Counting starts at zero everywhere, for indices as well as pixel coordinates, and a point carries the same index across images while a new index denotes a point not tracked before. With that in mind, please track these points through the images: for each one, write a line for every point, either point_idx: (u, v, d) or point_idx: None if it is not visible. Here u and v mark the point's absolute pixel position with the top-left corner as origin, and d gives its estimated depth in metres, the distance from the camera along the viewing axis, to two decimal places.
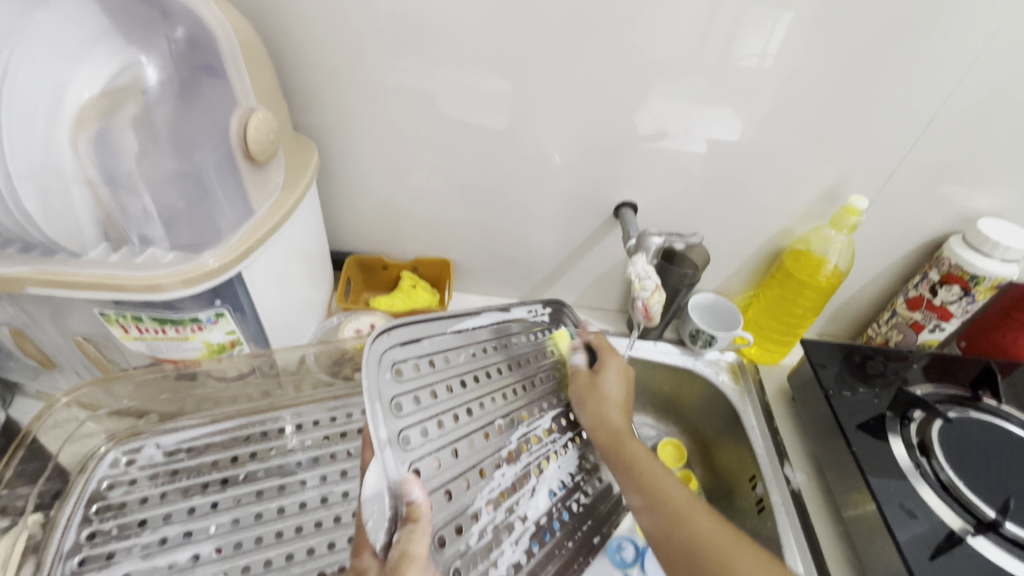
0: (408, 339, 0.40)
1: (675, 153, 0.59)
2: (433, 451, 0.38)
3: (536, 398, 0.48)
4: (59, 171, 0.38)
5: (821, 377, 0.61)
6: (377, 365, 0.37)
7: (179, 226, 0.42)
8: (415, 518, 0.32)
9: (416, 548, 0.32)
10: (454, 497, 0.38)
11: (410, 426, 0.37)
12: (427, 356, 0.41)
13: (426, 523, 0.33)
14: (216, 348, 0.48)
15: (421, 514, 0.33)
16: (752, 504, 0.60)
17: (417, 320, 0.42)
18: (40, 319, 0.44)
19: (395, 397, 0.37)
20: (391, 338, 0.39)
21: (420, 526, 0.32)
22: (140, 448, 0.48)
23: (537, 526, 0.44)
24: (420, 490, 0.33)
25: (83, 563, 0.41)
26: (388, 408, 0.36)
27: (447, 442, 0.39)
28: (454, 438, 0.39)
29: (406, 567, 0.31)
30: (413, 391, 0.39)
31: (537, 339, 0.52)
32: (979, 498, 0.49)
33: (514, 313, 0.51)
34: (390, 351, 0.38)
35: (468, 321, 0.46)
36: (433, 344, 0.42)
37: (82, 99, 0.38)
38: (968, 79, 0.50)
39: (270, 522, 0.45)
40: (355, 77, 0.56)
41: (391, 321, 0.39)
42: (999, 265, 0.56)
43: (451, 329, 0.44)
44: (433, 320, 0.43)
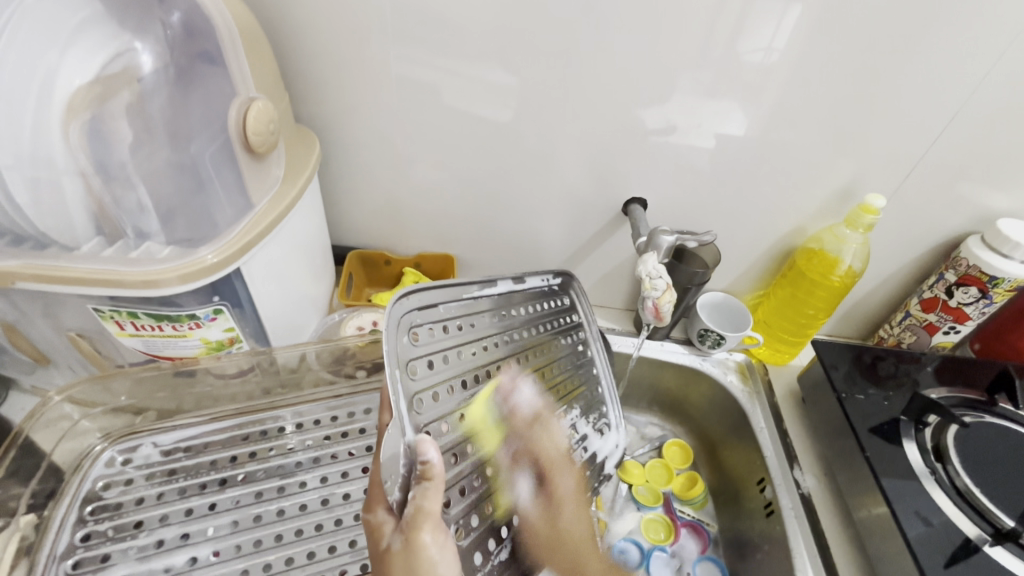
0: (425, 303, 0.39)
1: (683, 149, 0.57)
2: (443, 415, 0.37)
3: (538, 368, 0.47)
4: (49, 161, 0.36)
5: (833, 378, 0.60)
6: (396, 327, 0.36)
7: (175, 219, 0.41)
8: (430, 477, 0.31)
9: (431, 505, 0.30)
10: (460, 459, 0.38)
11: (424, 390, 0.36)
12: (442, 322, 0.40)
13: (440, 481, 0.31)
14: (215, 346, 0.47)
15: (436, 473, 0.31)
16: (760, 507, 0.59)
17: (440, 284, 0.40)
18: (33, 314, 0.43)
19: (411, 361, 0.36)
20: (409, 302, 0.37)
21: (435, 482, 0.31)
22: (137, 447, 0.47)
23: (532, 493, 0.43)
24: (434, 449, 0.32)
25: (77, 566, 0.40)
26: (404, 370, 0.35)
27: (459, 407, 0.39)
28: (465, 403, 0.39)
29: (421, 523, 0.30)
30: (428, 355, 0.38)
31: (548, 308, 0.50)
32: (995, 505, 0.48)
33: (526, 283, 0.49)
34: (409, 314, 0.37)
35: (489, 288, 0.45)
36: (448, 310, 0.41)
37: (73, 85, 0.36)
38: (989, 77, 0.48)
39: (269, 524, 0.44)
40: (356, 66, 0.54)
41: (411, 284, 0.38)
42: (1018, 266, 0.54)
43: (466, 295, 0.43)
44: (453, 285, 0.42)
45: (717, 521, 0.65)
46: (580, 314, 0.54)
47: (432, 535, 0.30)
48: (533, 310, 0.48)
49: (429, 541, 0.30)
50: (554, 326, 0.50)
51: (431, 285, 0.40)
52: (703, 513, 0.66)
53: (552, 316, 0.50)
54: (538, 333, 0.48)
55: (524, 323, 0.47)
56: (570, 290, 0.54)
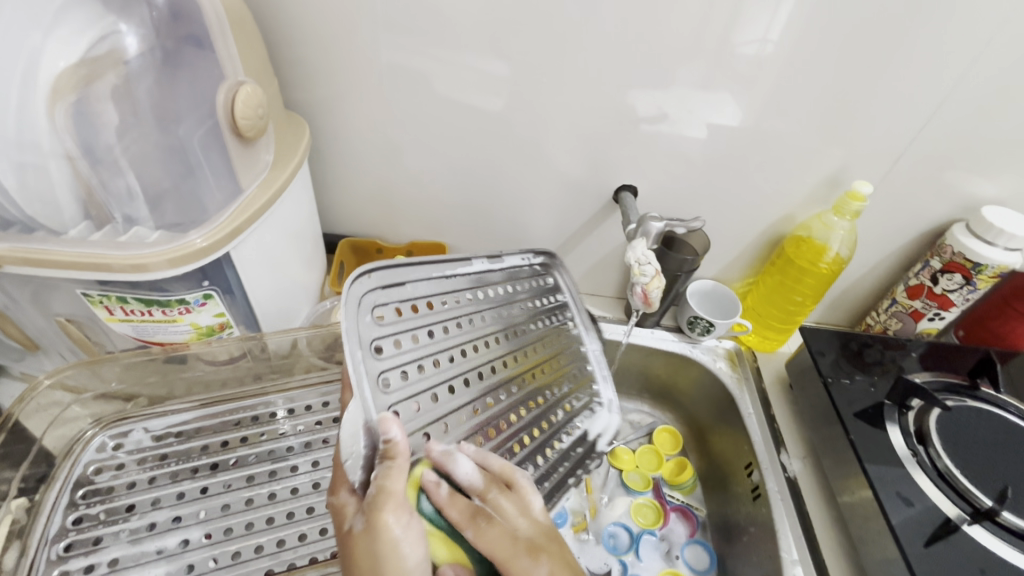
0: (391, 282, 0.40)
1: (675, 138, 0.57)
2: (412, 394, 0.38)
3: (516, 347, 0.48)
4: (35, 145, 0.35)
5: (819, 364, 0.61)
6: (358, 307, 0.37)
7: (164, 205, 0.41)
8: (392, 456, 0.32)
9: (393, 485, 0.31)
10: (432, 439, 0.39)
11: (390, 369, 0.37)
12: (410, 301, 0.41)
13: (403, 461, 0.32)
14: (205, 331, 0.47)
15: (400, 452, 0.32)
16: (747, 490, 0.60)
17: (409, 264, 0.42)
18: (21, 300, 0.43)
19: (376, 340, 0.37)
20: (371, 281, 0.38)
21: (397, 462, 0.32)
22: (128, 432, 0.47)
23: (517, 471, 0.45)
24: (398, 428, 0.33)
25: (70, 548, 0.40)
26: (368, 349, 0.36)
27: (426, 387, 0.40)
28: (432, 383, 0.40)
29: (384, 502, 0.31)
30: (394, 334, 0.38)
31: (530, 286, 0.51)
32: (975, 486, 0.49)
33: (507, 262, 0.50)
34: (371, 294, 0.38)
35: (463, 267, 0.46)
36: (417, 289, 0.42)
37: (59, 68, 0.35)
38: (976, 66, 0.49)
39: (260, 507, 0.44)
40: (346, 53, 0.54)
41: (375, 263, 0.39)
42: (1002, 253, 0.55)
43: (438, 274, 0.44)
44: (421, 265, 0.43)
45: (705, 506, 0.66)
46: (566, 294, 0.55)
47: (396, 515, 0.31)
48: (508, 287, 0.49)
49: (392, 521, 0.31)
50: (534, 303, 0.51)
51: (397, 264, 0.41)
52: (692, 497, 0.66)
53: (531, 294, 0.51)
54: (516, 312, 0.49)
55: (500, 302, 0.48)
56: (554, 270, 0.55)
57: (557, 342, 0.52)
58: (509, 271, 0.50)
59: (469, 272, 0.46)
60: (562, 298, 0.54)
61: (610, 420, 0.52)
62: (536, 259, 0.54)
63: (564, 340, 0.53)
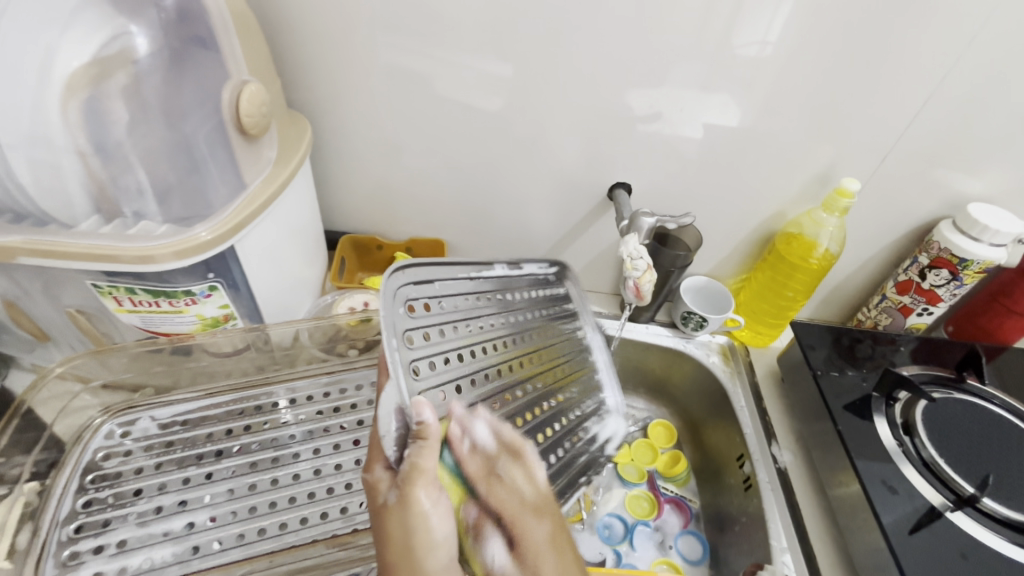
0: (421, 279, 0.43)
1: (670, 137, 0.59)
2: (439, 384, 0.41)
3: (537, 347, 0.50)
4: (49, 140, 0.36)
5: (810, 358, 0.62)
6: (392, 299, 0.39)
7: (171, 199, 0.42)
8: (425, 436, 0.34)
9: (425, 462, 0.33)
10: None
11: (420, 358, 0.40)
12: (438, 298, 0.43)
13: (434, 442, 0.35)
14: (210, 322, 0.48)
15: (432, 433, 0.35)
16: (739, 482, 0.61)
17: (437, 263, 0.44)
18: (33, 291, 0.44)
19: (407, 330, 0.40)
20: (405, 276, 0.41)
21: (428, 443, 0.34)
22: (135, 420, 0.49)
23: None
24: (430, 411, 0.35)
25: (80, 530, 0.41)
26: (401, 338, 0.39)
27: (452, 377, 0.42)
28: (458, 375, 0.43)
29: (415, 477, 0.33)
30: (423, 327, 0.41)
31: (550, 293, 0.54)
32: (958, 474, 0.51)
33: (526, 268, 0.52)
34: (402, 288, 0.40)
35: (485, 270, 0.48)
36: (443, 287, 0.44)
37: (72, 66, 0.36)
38: (960, 65, 0.50)
39: (264, 492, 0.46)
40: (348, 54, 0.55)
41: (409, 260, 0.41)
42: (987, 248, 0.57)
43: (463, 276, 0.46)
44: (448, 265, 0.45)
45: (699, 497, 0.67)
46: (577, 301, 0.56)
47: (426, 490, 0.33)
48: (530, 291, 0.52)
49: (422, 495, 0.32)
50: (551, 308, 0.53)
51: (428, 264, 0.44)
52: (685, 489, 0.68)
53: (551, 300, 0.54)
54: (533, 315, 0.51)
55: (518, 304, 0.50)
56: (566, 279, 0.56)
57: (574, 346, 0.55)
58: (530, 277, 0.52)
59: (490, 275, 0.48)
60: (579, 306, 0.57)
61: (617, 425, 0.54)
62: (551, 268, 0.55)
63: (580, 344, 0.56)
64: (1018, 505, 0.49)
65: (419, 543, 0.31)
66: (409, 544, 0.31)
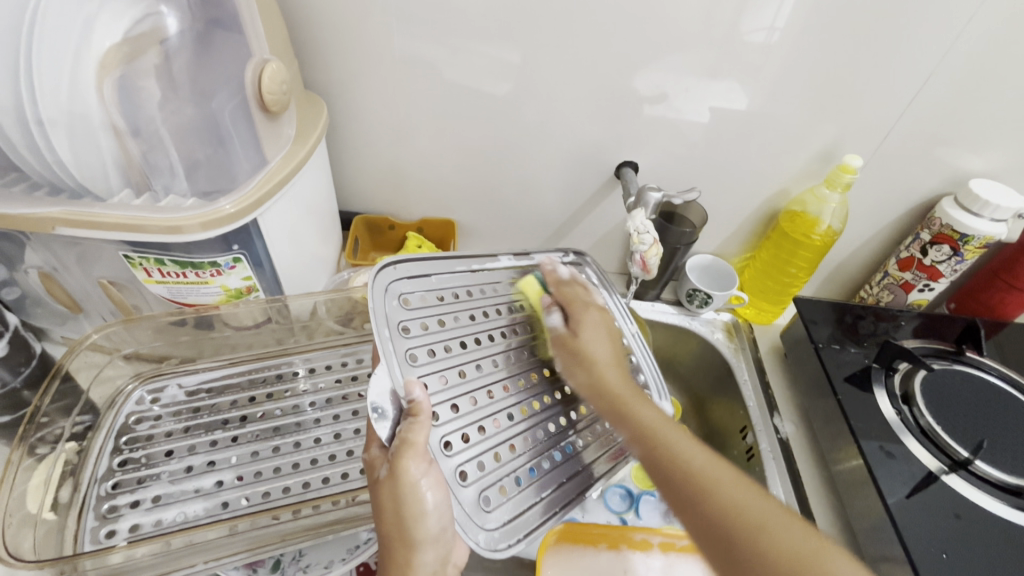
0: (415, 274, 0.45)
1: (676, 119, 0.60)
2: (439, 369, 0.41)
3: None
4: (86, 116, 0.39)
5: (812, 333, 0.64)
6: (383, 294, 0.42)
7: (198, 172, 0.44)
8: (416, 413, 0.37)
9: (415, 437, 0.36)
10: (460, 411, 0.41)
11: (417, 346, 0.41)
12: (435, 291, 0.45)
13: (426, 418, 0.37)
14: (234, 293, 0.51)
15: (422, 410, 0.37)
16: (741, 452, 0.63)
17: (431, 259, 0.46)
18: (68, 263, 0.47)
19: (402, 321, 0.42)
20: (395, 271, 0.44)
21: (420, 419, 0.37)
22: (164, 387, 0.51)
23: (550, 446, 0.45)
24: (421, 390, 0.37)
25: (117, 486, 0.44)
26: (394, 329, 0.41)
27: (454, 363, 0.42)
28: (461, 360, 0.43)
29: (405, 451, 0.35)
30: (420, 318, 0.43)
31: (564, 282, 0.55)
32: (954, 440, 0.52)
33: (538, 258, 0.54)
34: (395, 282, 0.43)
35: (487, 264, 0.50)
36: (441, 281, 0.46)
37: (104, 46, 0.38)
38: (961, 43, 0.51)
39: (287, 454, 0.48)
40: (361, 39, 0.57)
41: (400, 257, 0.44)
42: (988, 224, 0.58)
43: (461, 269, 0.48)
44: (445, 260, 0.48)
45: None
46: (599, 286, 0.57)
47: (417, 463, 0.36)
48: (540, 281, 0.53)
49: (412, 468, 0.36)
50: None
51: (419, 258, 0.46)
52: None
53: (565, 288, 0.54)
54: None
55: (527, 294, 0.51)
56: (584, 266, 0.58)
57: None
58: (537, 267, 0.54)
59: (493, 268, 0.50)
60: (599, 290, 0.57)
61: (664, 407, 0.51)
62: (568, 255, 0.58)
63: None
64: (1013, 469, 0.51)
65: (408, 511, 0.36)
66: (402, 513, 0.36)
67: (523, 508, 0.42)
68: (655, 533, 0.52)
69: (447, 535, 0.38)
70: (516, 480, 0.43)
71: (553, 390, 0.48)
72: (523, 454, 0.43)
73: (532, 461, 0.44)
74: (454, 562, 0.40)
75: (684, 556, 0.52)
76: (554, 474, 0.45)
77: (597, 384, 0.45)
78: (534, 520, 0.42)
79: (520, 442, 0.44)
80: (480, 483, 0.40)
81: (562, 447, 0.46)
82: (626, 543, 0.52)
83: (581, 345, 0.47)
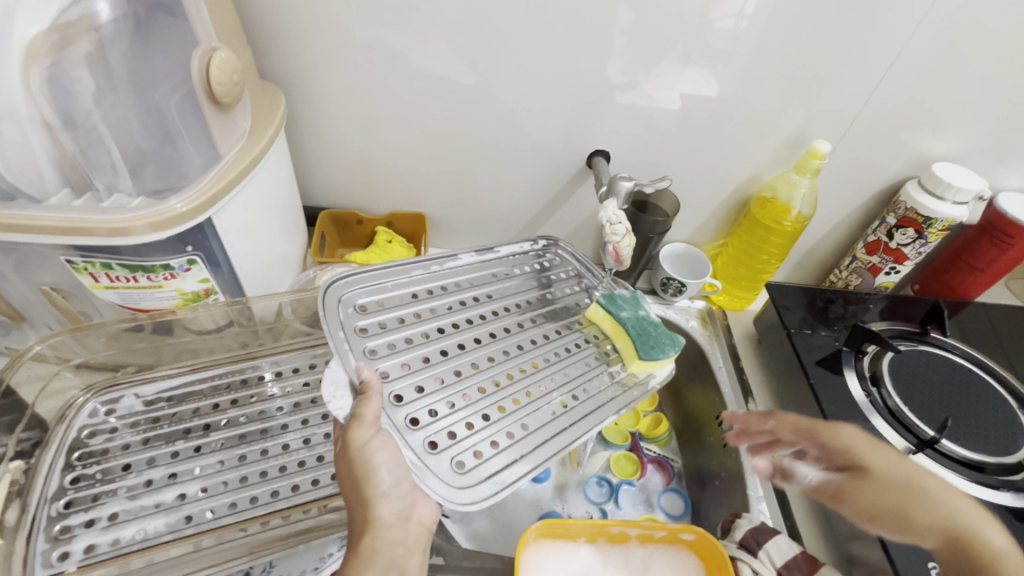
0: (369, 284, 0.47)
1: (648, 107, 0.59)
2: (401, 358, 0.43)
3: (521, 315, 0.52)
4: (14, 112, 0.35)
5: (784, 318, 0.64)
6: (337, 304, 0.44)
7: (146, 169, 0.42)
8: (366, 391, 0.38)
9: (363, 410, 0.36)
10: (426, 391, 0.43)
11: (377, 343, 0.43)
12: (392, 294, 0.48)
13: (376, 395, 0.38)
14: (190, 297, 0.48)
15: (373, 388, 0.38)
16: (717, 440, 0.62)
17: (384, 266, 0.49)
18: (6, 271, 0.44)
19: (360, 324, 0.44)
20: (348, 282, 0.46)
21: (369, 395, 0.37)
22: (119, 398, 0.49)
23: (528, 409, 0.45)
24: (370, 371, 0.39)
25: (70, 505, 0.42)
26: (352, 331, 0.43)
27: (417, 351, 0.44)
28: (424, 348, 0.45)
29: (354, 422, 0.36)
30: (378, 319, 0.45)
31: (533, 269, 0.57)
32: (920, 420, 0.54)
33: (502, 251, 0.56)
34: (349, 291, 0.46)
35: (446, 262, 0.52)
36: (398, 285, 0.49)
37: (30, 34, 0.34)
38: (926, 28, 0.51)
39: (254, 462, 0.46)
40: (320, 25, 0.54)
41: (351, 269, 0.46)
42: (950, 207, 0.59)
43: (419, 271, 0.51)
44: (402, 266, 0.50)
45: (681, 457, 0.67)
46: (571, 267, 0.60)
47: (367, 434, 0.36)
48: (503, 271, 0.55)
49: (359, 436, 0.36)
50: (534, 280, 0.56)
51: (377, 267, 0.49)
52: (668, 450, 0.67)
53: (533, 274, 0.56)
54: (510, 289, 0.53)
55: (492, 283, 0.53)
56: (554, 249, 0.60)
57: (579, 305, 0.56)
58: (501, 260, 0.56)
59: (453, 266, 0.52)
60: (572, 272, 0.59)
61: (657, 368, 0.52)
62: (538, 243, 0.60)
63: (585, 303, 0.56)
64: (975, 445, 0.53)
65: (361, 476, 0.35)
66: (354, 477, 0.35)
67: (507, 463, 0.41)
68: (633, 526, 0.51)
69: (403, 489, 0.37)
70: (495, 444, 0.42)
71: (532, 359, 0.48)
72: (500, 421, 0.43)
73: (511, 426, 0.43)
74: (418, 519, 0.37)
75: (663, 547, 0.52)
76: (539, 434, 0.44)
77: (851, 449, 0.42)
78: (517, 475, 0.41)
79: (496, 409, 0.44)
80: (451, 450, 0.40)
81: (539, 405, 0.45)
82: (605, 536, 0.52)
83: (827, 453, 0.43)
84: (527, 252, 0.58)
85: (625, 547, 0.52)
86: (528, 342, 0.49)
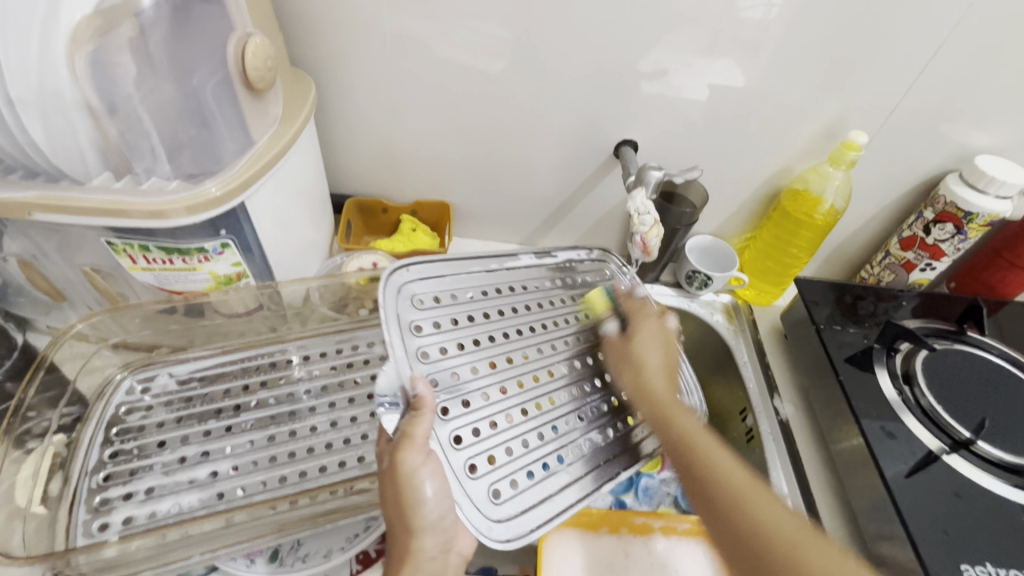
0: (429, 275, 0.46)
1: (675, 98, 0.58)
2: (451, 366, 0.42)
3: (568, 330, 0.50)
4: (58, 95, 0.36)
5: (813, 313, 0.63)
6: (395, 293, 0.43)
7: (182, 154, 0.43)
8: (419, 407, 0.38)
9: (415, 429, 0.36)
10: (471, 406, 0.42)
11: (430, 344, 0.42)
12: (448, 291, 0.46)
13: (428, 412, 0.38)
14: (223, 281, 0.49)
15: (426, 404, 0.38)
16: (741, 434, 0.62)
17: (445, 261, 0.48)
18: (49, 250, 0.45)
19: (414, 320, 0.43)
20: (408, 273, 0.45)
21: (422, 413, 0.37)
22: (155, 376, 0.50)
23: (566, 440, 0.45)
24: (424, 385, 0.38)
25: (109, 479, 0.43)
26: (406, 328, 0.42)
27: (467, 360, 0.43)
28: (476, 357, 0.44)
29: (405, 443, 0.36)
30: (433, 317, 0.44)
31: (586, 281, 0.55)
32: (955, 420, 0.52)
33: (561, 256, 0.56)
34: (407, 283, 0.44)
35: (506, 262, 0.52)
36: (454, 281, 0.47)
37: (76, 18, 0.35)
38: (970, 17, 0.49)
39: (283, 443, 0.47)
40: (347, 14, 0.54)
41: (410, 259, 0.46)
42: (993, 202, 0.57)
43: (477, 270, 0.49)
44: (460, 261, 0.49)
45: None
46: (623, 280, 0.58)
47: (416, 456, 0.36)
48: (560, 277, 0.54)
49: (411, 459, 0.36)
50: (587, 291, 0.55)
51: (433, 261, 0.47)
52: None
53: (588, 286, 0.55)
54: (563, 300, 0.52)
55: (544, 291, 0.52)
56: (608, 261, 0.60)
57: None
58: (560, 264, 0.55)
59: (514, 266, 0.52)
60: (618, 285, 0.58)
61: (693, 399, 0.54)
62: (592, 252, 0.59)
63: None
64: (1012, 447, 0.51)
65: (408, 500, 0.36)
66: (400, 502, 0.36)
67: (538, 500, 0.42)
68: (656, 517, 0.52)
69: (447, 522, 0.37)
70: (528, 474, 0.42)
71: (593, 376, 0.49)
72: (537, 448, 0.43)
73: (547, 454, 0.44)
74: (457, 550, 0.38)
75: (685, 539, 0.52)
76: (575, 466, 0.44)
77: (636, 342, 0.49)
78: (547, 514, 0.41)
79: (536, 435, 0.44)
80: (489, 476, 0.40)
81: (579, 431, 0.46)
82: (627, 527, 0.52)
83: (629, 345, 0.49)
84: (584, 260, 0.58)
85: (648, 538, 0.52)
86: (561, 367, 0.48)
